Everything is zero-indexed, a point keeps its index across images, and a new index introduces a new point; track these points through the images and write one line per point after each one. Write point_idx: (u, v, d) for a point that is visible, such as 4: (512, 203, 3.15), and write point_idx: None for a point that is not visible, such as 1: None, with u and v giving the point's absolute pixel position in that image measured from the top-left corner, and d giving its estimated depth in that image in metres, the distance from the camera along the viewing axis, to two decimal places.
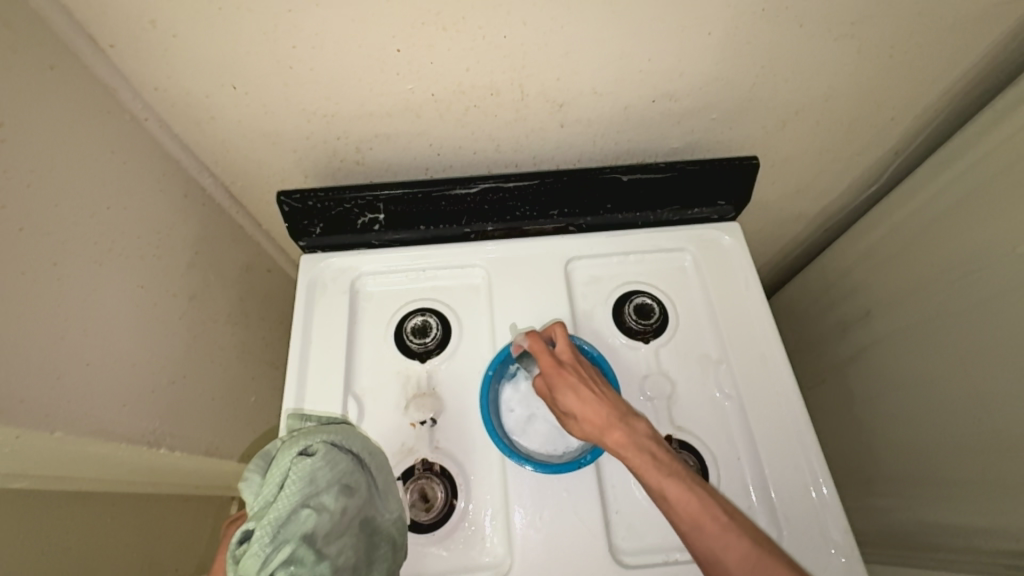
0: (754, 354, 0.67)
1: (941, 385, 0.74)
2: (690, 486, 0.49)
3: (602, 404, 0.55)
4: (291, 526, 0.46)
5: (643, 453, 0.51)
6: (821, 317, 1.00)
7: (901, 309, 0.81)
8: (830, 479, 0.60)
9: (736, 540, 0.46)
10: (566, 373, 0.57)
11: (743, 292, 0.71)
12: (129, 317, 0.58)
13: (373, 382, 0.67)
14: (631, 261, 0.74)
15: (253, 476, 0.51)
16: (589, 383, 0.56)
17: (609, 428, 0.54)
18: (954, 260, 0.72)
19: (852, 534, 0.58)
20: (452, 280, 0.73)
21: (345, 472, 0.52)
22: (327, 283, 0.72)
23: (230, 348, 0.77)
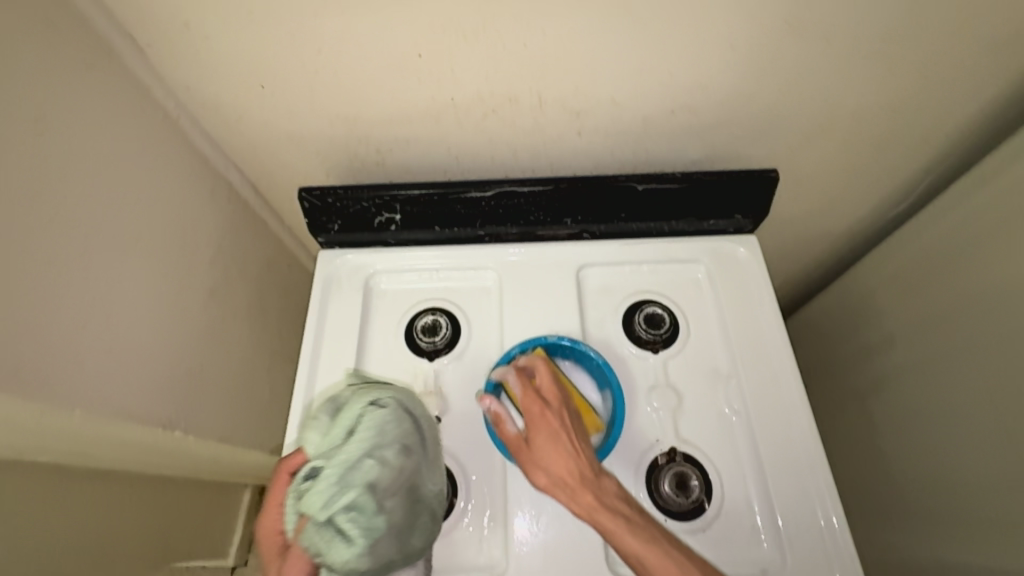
0: (766, 370, 0.66)
1: (967, 414, 0.71)
2: (665, 551, 0.48)
3: (576, 456, 0.54)
4: (355, 471, 0.47)
5: (617, 513, 0.51)
6: (842, 336, 0.97)
7: (927, 333, 0.78)
8: (839, 506, 0.58)
9: None
10: (545, 415, 0.56)
11: (756, 306, 0.70)
12: (153, 305, 0.60)
13: (381, 378, 0.68)
14: (643, 271, 0.74)
15: (320, 424, 0.53)
16: (564, 431, 0.55)
17: (581, 485, 0.52)
18: (984, 285, 0.70)
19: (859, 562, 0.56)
20: (464, 282, 0.74)
21: (407, 433, 0.52)
22: (343, 280, 0.73)
23: (248, 339, 0.79)
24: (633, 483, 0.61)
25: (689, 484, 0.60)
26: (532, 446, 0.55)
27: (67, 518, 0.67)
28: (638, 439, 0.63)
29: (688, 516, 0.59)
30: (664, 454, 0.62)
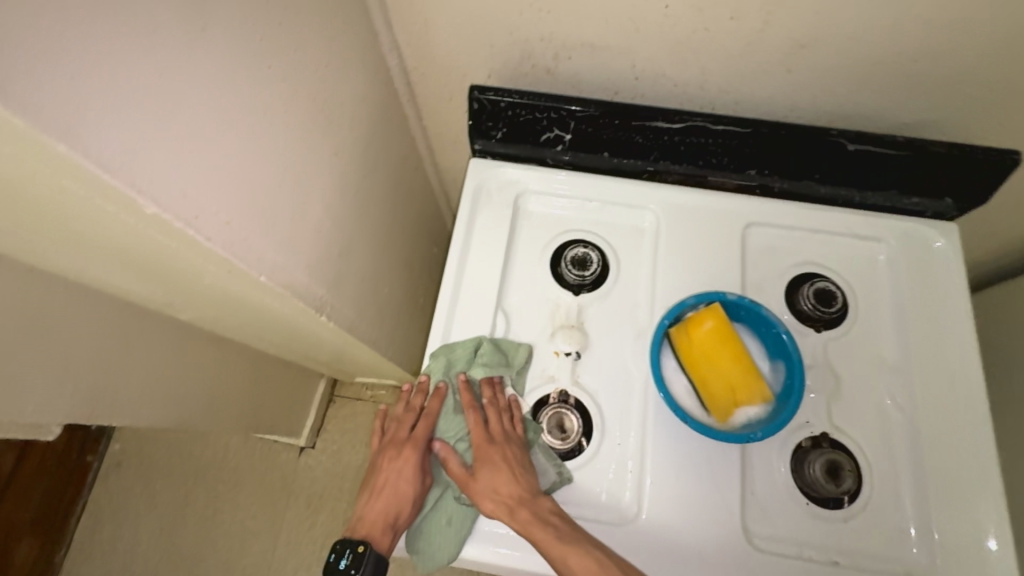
0: (944, 375, 0.60)
1: None
2: (534, 523, 0.54)
3: (503, 482, 0.57)
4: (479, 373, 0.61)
5: (527, 508, 0.55)
6: None
7: None
8: (1008, 536, 0.54)
9: (544, 541, 0.53)
10: (482, 449, 0.59)
11: (946, 303, 0.62)
12: (321, 182, 0.57)
13: (522, 302, 0.65)
14: (816, 240, 0.67)
15: (490, 360, 0.60)
16: (504, 457, 0.58)
17: (494, 487, 0.57)
18: None
19: None
20: (617, 218, 0.69)
21: (487, 355, 0.61)
22: (493, 194, 0.69)
23: (380, 235, 0.78)
24: (776, 461, 0.58)
25: (841, 473, 0.57)
26: (474, 476, 0.58)
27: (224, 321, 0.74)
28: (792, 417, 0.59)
29: (831, 504, 0.56)
30: (812, 438, 0.58)
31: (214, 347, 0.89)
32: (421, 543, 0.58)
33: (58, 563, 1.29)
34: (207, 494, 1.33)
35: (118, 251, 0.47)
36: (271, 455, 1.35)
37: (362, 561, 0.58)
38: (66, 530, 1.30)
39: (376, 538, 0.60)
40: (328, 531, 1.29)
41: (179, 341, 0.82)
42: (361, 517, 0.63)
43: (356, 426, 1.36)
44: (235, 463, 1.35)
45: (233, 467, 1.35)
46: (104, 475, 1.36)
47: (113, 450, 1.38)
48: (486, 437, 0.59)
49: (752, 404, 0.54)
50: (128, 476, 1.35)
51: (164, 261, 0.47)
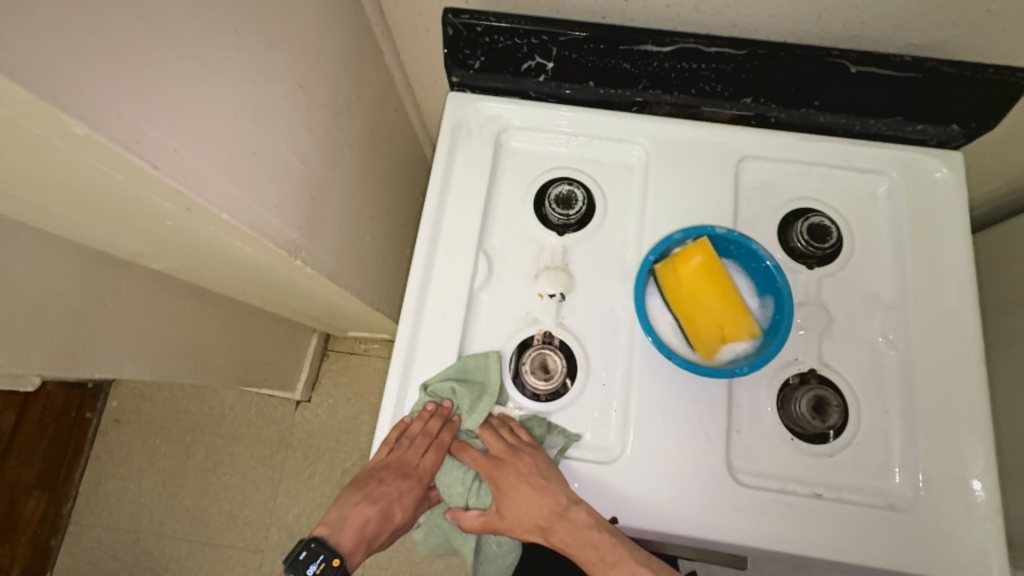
0: (940, 311, 0.58)
1: None
2: (579, 536, 0.53)
3: (531, 504, 0.54)
4: (468, 420, 0.58)
5: (566, 525, 0.53)
6: None
7: None
8: (992, 472, 0.53)
9: (591, 554, 0.53)
10: (498, 478, 0.55)
11: (945, 236, 0.60)
12: (286, 117, 0.54)
13: (505, 244, 0.63)
14: (813, 174, 0.64)
15: (474, 401, 0.57)
16: (523, 478, 0.54)
17: (524, 513, 0.54)
18: None
19: (1000, 530, 0.52)
20: (604, 154, 0.66)
21: (467, 396, 0.57)
22: (473, 130, 0.65)
23: (359, 179, 0.74)
24: (763, 397, 0.57)
25: (827, 408, 0.56)
26: (499, 511, 0.55)
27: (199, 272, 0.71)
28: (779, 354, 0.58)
29: (815, 440, 0.56)
30: (799, 375, 0.58)
31: (196, 300, 0.88)
32: (489, 567, 0.61)
33: (67, 515, 1.33)
34: (207, 448, 1.35)
35: (66, 187, 0.44)
36: (267, 410, 1.36)
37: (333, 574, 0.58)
38: (71, 484, 1.33)
39: (349, 555, 0.59)
40: (327, 479, 1.32)
41: (158, 293, 0.80)
42: (352, 532, 0.60)
43: (351, 380, 1.36)
44: (233, 417, 1.36)
45: (231, 421, 1.36)
46: (104, 431, 1.38)
47: (110, 408, 1.39)
48: (493, 463, 0.56)
49: (738, 341, 0.52)
50: (128, 433, 1.37)
51: (117, 198, 0.44)
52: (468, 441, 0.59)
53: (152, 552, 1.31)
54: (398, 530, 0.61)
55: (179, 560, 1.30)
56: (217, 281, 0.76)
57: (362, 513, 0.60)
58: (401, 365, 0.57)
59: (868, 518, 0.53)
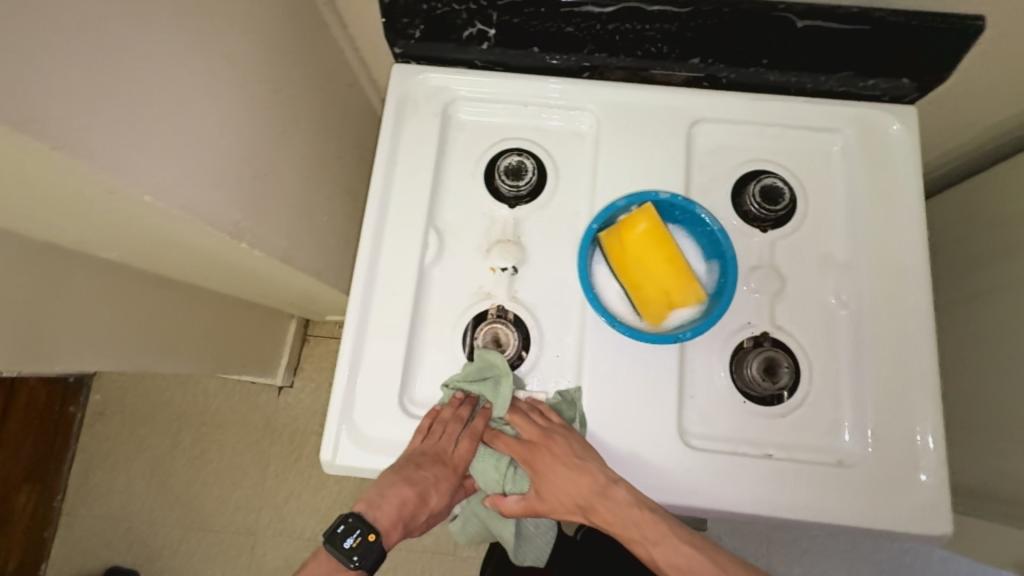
0: (892, 269, 0.58)
1: None
2: (624, 515, 0.51)
3: (571, 484, 0.52)
4: (496, 406, 0.55)
5: (609, 505, 0.52)
6: (940, 251, 0.86)
7: None
8: (941, 426, 0.53)
9: (635, 534, 0.51)
10: (534, 462, 0.53)
11: (898, 194, 0.59)
12: (217, 94, 0.52)
13: (455, 219, 0.62)
14: (766, 135, 0.63)
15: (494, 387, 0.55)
16: (559, 459, 0.53)
17: (564, 494, 0.53)
18: None
19: (947, 484, 0.53)
20: (555, 123, 0.64)
21: (486, 383, 0.56)
22: (419, 102, 0.63)
23: (311, 158, 0.73)
24: (716, 361, 0.57)
25: (778, 370, 0.56)
26: (536, 493, 0.54)
27: (152, 258, 0.70)
28: (730, 319, 0.58)
29: (767, 402, 0.56)
30: (752, 338, 0.58)
31: (160, 289, 0.87)
32: (528, 551, 0.59)
33: (59, 507, 1.34)
34: (193, 436, 1.36)
35: None
36: (251, 396, 1.36)
37: (367, 551, 0.53)
38: (60, 476, 1.34)
39: (385, 532, 0.53)
40: (314, 461, 1.34)
41: (117, 283, 0.79)
42: (385, 518, 0.53)
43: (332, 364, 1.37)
44: (217, 405, 1.37)
45: (215, 409, 1.37)
46: (89, 424, 1.38)
47: (94, 401, 1.39)
48: (527, 447, 0.54)
49: (685, 306, 0.52)
50: (113, 425, 1.38)
51: (36, 183, 0.43)
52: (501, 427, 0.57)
53: (145, 539, 1.33)
54: (434, 513, 0.55)
55: (173, 545, 1.32)
56: (173, 267, 0.75)
57: (397, 495, 0.53)
58: (351, 345, 0.56)
59: (820, 476, 0.53)
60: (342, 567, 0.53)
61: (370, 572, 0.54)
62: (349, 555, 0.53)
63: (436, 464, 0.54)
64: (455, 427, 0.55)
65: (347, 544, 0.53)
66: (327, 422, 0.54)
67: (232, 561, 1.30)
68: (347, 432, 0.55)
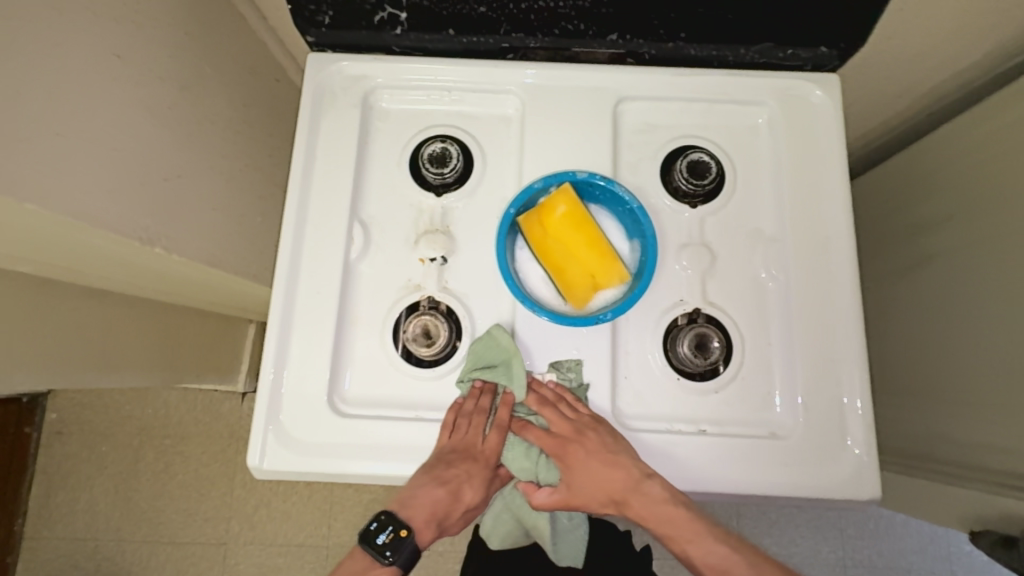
0: (818, 239, 0.58)
1: (1001, 307, 0.65)
2: (659, 510, 0.51)
3: (606, 478, 0.52)
4: (516, 391, 0.54)
5: (645, 500, 0.52)
6: (880, 221, 0.86)
7: (976, 220, 0.69)
8: (867, 391, 0.54)
9: (669, 528, 0.51)
10: (566, 455, 0.53)
11: (821, 163, 0.59)
12: (108, 92, 0.50)
13: (381, 211, 0.60)
14: (692, 110, 0.62)
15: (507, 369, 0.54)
16: (593, 453, 0.52)
17: (599, 489, 0.53)
18: None
19: (874, 448, 0.53)
20: (479, 107, 0.63)
21: (496, 366, 0.54)
22: (337, 92, 0.61)
23: (234, 157, 0.70)
24: (648, 341, 0.57)
25: (708, 346, 0.56)
26: (569, 486, 0.53)
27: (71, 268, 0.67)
28: (661, 297, 0.58)
29: (700, 378, 0.56)
30: (685, 315, 0.57)
31: (94, 300, 0.84)
32: (563, 547, 0.58)
33: (19, 530, 1.31)
34: (156, 450, 1.33)
35: None
36: (213, 406, 1.34)
37: (400, 547, 0.53)
38: (18, 499, 1.30)
39: (418, 530, 0.54)
40: None
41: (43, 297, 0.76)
42: (419, 516, 0.54)
43: None
44: (179, 417, 1.34)
45: (177, 421, 1.34)
46: (45, 444, 1.34)
47: (50, 420, 1.35)
48: (558, 441, 0.53)
49: (609, 287, 0.52)
50: (72, 443, 1.34)
51: None
52: (527, 418, 0.56)
53: (112, 556, 1.30)
54: (470, 508, 0.55)
55: (141, 562, 1.29)
56: (97, 277, 0.72)
57: (430, 493, 0.53)
58: (275, 346, 0.55)
59: (754, 449, 0.54)
60: (377, 562, 0.53)
61: (406, 569, 0.54)
62: (382, 550, 0.53)
63: (464, 461, 0.53)
64: (478, 419, 0.54)
65: (380, 541, 0.53)
66: (253, 426, 0.53)
67: (204, 573, 1.28)
68: (274, 434, 0.54)
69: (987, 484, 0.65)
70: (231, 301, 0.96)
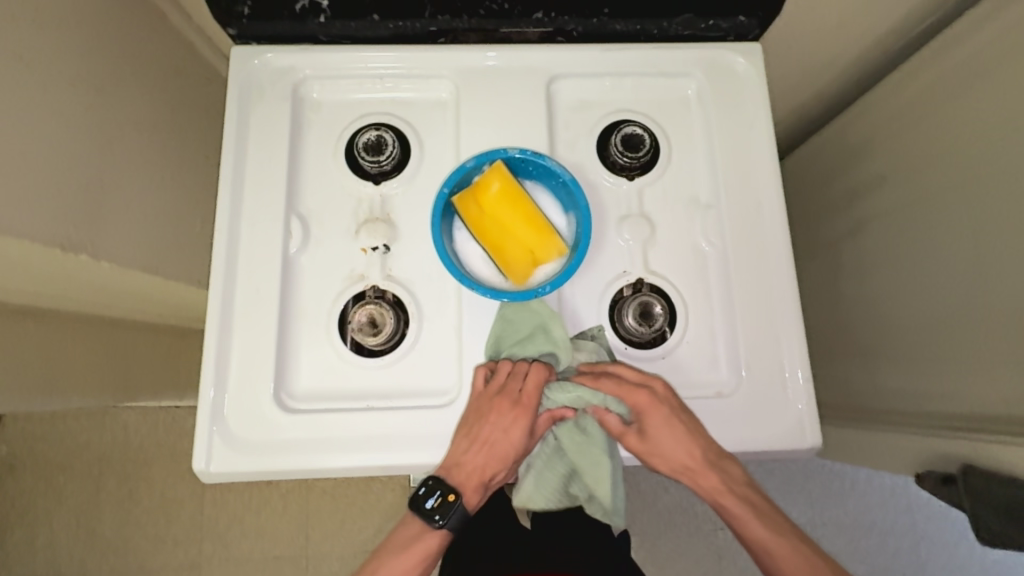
0: (751, 204, 0.60)
1: (932, 259, 0.69)
2: (731, 487, 0.54)
3: (688, 447, 0.53)
4: (557, 355, 0.54)
5: (721, 476, 0.54)
6: (818, 187, 0.89)
7: (902, 179, 0.72)
8: (805, 346, 0.56)
9: (737, 504, 0.54)
10: (650, 413, 0.53)
11: (749, 129, 0.61)
12: (12, 96, 0.48)
13: (319, 203, 0.59)
14: (624, 85, 0.63)
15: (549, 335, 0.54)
16: (680, 417, 0.53)
17: (681, 457, 0.53)
18: (973, 125, 0.62)
19: (814, 401, 0.55)
20: (413, 94, 0.62)
21: (535, 332, 0.55)
22: (265, 85, 0.60)
23: (164, 159, 0.68)
24: (595, 314, 0.58)
25: (653, 314, 0.57)
26: (643, 437, 0.54)
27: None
28: (605, 269, 0.58)
29: (648, 346, 0.57)
30: (630, 286, 0.58)
31: (29, 320, 0.80)
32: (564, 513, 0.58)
33: None
34: (117, 475, 1.28)
35: None
36: (175, 424, 1.29)
37: (449, 511, 0.53)
38: None
39: (467, 494, 0.54)
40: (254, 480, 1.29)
41: None
42: (466, 480, 0.53)
43: None
44: (140, 438, 1.29)
45: (138, 442, 1.29)
46: None
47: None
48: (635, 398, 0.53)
49: (548, 261, 0.52)
50: (26, 476, 1.28)
51: None
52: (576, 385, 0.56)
53: None
54: (513, 466, 0.55)
55: None
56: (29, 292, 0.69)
57: (473, 456, 0.53)
58: (215, 346, 0.54)
59: (703, 410, 0.55)
60: (427, 525, 0.54)
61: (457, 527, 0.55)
62: (431, 514, 0.54)
63: (501, 421, 0.53)
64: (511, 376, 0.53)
65: (428, 505, 0.53)
66: (197, 428, 0.52)
67: None
68: (220, 433, 0.53)
69: (928, 426, 0.69)
70: (181, 311, 0.94)
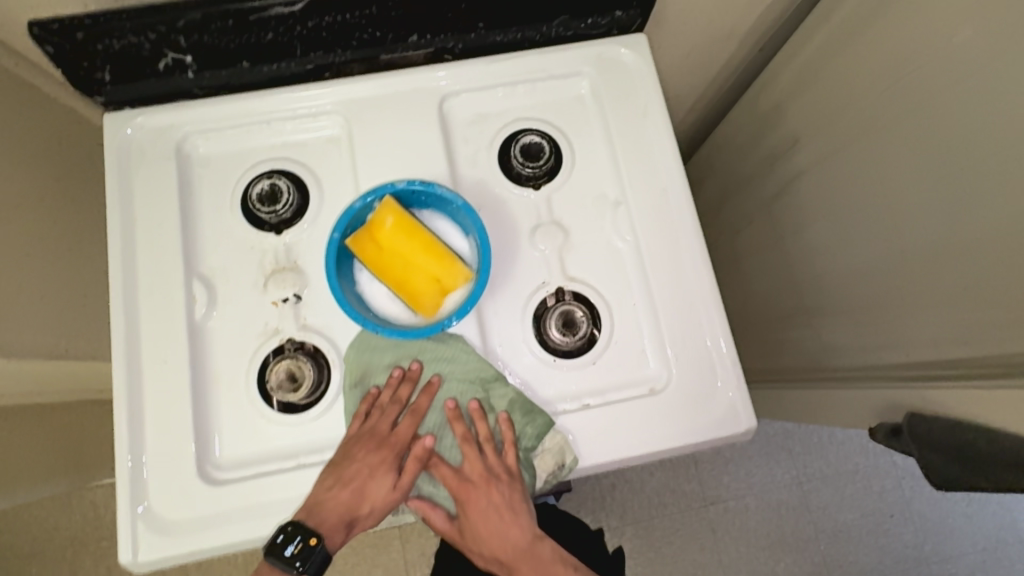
0: (658, 195, 0.60)
1: (842, 219, 0.70)
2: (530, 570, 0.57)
3: (489, 535, 0.55)
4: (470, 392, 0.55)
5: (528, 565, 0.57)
6: (736, 160, 0.90)
7: (805, 144, 0.74)
8: (727, 330, 0.56)
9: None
10: (471, 502, 0.54)
11: (646, 121, 0.61)
12: None
13: (220, 261, 0.57)
14: (517, 94, 0.62)
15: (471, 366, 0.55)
16: (495, 507, 0.54)
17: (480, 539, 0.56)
18: (856, 85, 0.63)
19: (744, 384, 0.56)
20: (303, 134, 0.61)
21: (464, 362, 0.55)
22: (146, 148, 0.58)
23: (56, 237, 0.65)
24: (520, 330, 0.57)
25: (577, 322, 0.57)
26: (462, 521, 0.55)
27: None
28: (523, 283, 0.57)
29: (577, 354, 0.56)
30: (551, 296, 0.57)
31: None
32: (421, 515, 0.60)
33: None
34: (93, 555, 1.24)
35: None
36: None
37: (309, 556, 0.51)
38: None
39: (329, 533, 0.52)
40: None
41: None
42: (330, 515, 0.52)
43: None
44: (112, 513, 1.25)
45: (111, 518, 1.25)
46: None
47: None
48: (463, 482, 0.54)
49: (455, 290, 0.51)
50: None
51: None
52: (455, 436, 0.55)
53: None
54: (379, 504, 0.54)
55: None
56: None
57: (334, 488, 0.52)
58: (127, 430, 0.52)
59: (637, 411, 0.55)
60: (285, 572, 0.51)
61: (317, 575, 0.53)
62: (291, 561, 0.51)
63: (374, 447, 0.53)
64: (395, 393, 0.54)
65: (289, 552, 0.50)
66: (119, 516, 0.51)
67: None
68: (143, 518, 0.52)
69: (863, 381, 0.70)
70: None
